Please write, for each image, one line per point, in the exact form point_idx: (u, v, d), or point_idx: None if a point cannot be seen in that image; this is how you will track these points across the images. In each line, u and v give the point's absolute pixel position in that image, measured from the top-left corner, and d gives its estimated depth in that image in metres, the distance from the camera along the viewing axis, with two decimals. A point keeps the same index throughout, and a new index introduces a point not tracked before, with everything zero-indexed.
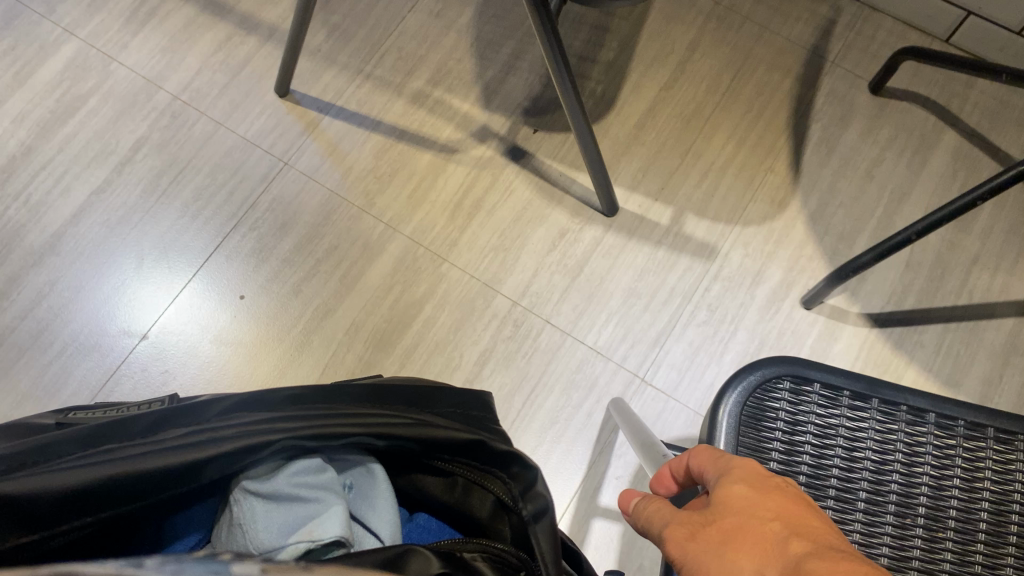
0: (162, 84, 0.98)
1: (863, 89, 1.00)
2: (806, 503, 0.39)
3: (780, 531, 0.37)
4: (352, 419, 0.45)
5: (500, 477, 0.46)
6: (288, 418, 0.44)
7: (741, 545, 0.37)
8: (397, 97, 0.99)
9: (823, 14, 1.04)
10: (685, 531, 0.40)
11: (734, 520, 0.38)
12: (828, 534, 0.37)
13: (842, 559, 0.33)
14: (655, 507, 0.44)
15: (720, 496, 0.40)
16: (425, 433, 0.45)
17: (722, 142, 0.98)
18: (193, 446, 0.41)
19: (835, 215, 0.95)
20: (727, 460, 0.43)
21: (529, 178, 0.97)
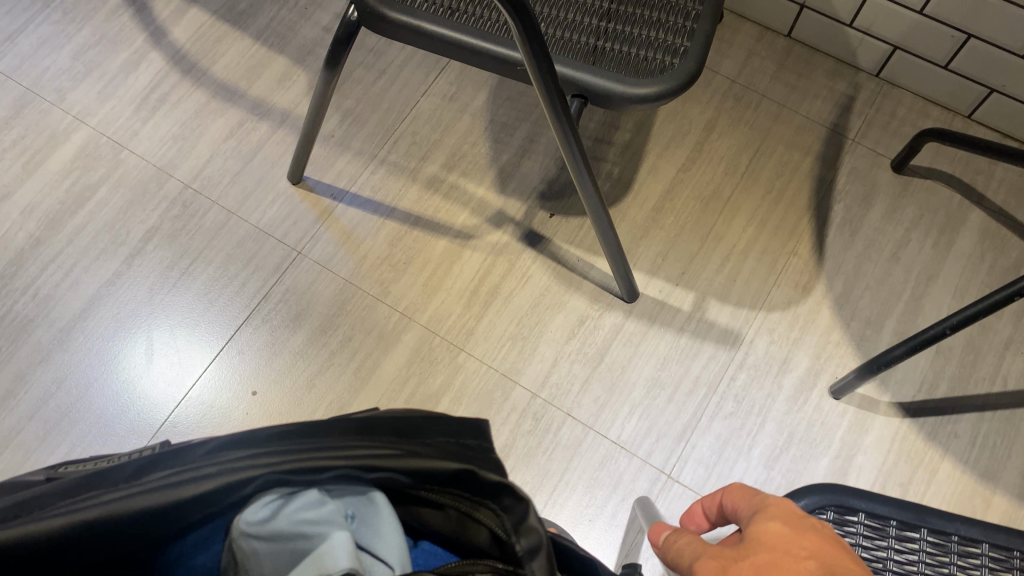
0: (173, 173, 0.97)
1: (885, 167, 0.99)
2: (838, 546, 0.41)
3: (808, 563, 0.38)
4: (334, 447, 0.43)
5: (490, 507, 0.42)
6: (266, 451, 0.42)
7: None
8: (411, 183, 0.98)
9: (841, 90, 1.02)
10: (715, 562, 0.41)
11: (767, 554, 0.40)
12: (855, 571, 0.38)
13: None
14: (687, 543, 0.45)
15: (754, 533, 0.41)
16: (407, 463, 0.42)
17: (743, 224, 0.96)
18: (172, 482, 0.39)
19: (861, 299, 0.93)
20: (763, 499, 0.44)
21: (547, 264, 0.94)
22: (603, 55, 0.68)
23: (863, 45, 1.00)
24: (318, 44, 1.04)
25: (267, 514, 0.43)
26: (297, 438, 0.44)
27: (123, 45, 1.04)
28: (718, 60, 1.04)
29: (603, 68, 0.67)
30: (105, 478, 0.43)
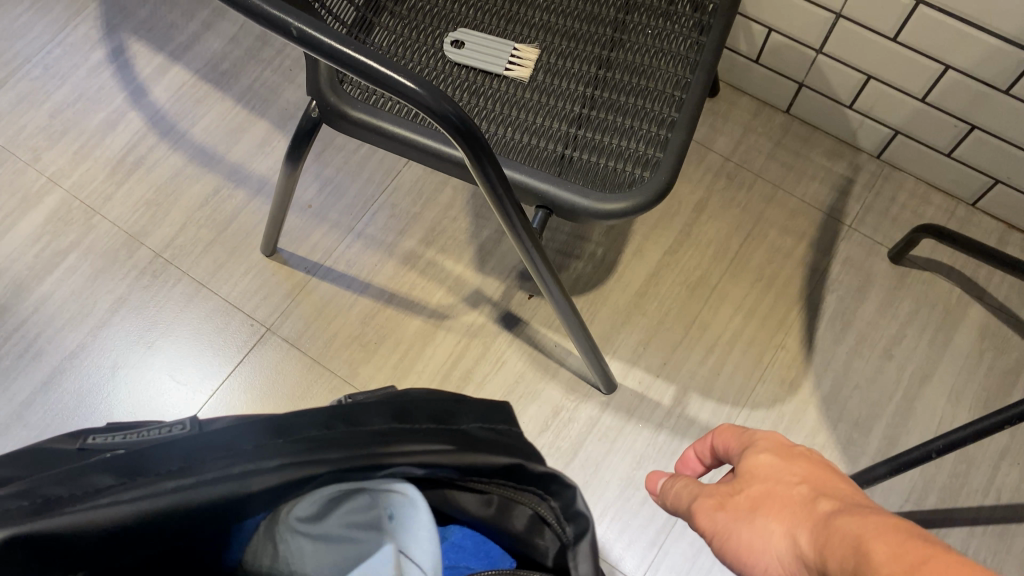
0: (145, 240, 0.95)
1: (882, 257, 0.94)
2: (833, 468, 0.40)
3: (802, 492, 0.38)
4: (387, 434, 0.41)
5: (538, 492, 0.43)
6: (319, 444, 0.40)
7: (770, 510, 0.38)
8: (387, 258, 0.95)
9: (840, 172, 0.98)
10: (714, 503, 0.40)
11: (763, 489, 0.39)
12: (849, 491, 0.38)
13: (870, 512, 0.34)
14: (684, 490, 0.45)
15: (746, 468, 0.41)
16: (466, 460, 0.41)
17: (730, 313, 0.92)
18: (224, 475, 0.38)
19: (850, 399, 0.88)
20: (752, 434, 0.44)
21: (523, 348, 0.91)
22: (571, 166, 0.65)
23: (864, 127, 0.96)
24: (300, 108, 1.01)
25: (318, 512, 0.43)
26: (349, 444, 0.40)
27: (103, 104, 1.02)
28: (712, 136, 1.00)
29: (569, 181, 0.64)
30: (156, 460, 0.38)
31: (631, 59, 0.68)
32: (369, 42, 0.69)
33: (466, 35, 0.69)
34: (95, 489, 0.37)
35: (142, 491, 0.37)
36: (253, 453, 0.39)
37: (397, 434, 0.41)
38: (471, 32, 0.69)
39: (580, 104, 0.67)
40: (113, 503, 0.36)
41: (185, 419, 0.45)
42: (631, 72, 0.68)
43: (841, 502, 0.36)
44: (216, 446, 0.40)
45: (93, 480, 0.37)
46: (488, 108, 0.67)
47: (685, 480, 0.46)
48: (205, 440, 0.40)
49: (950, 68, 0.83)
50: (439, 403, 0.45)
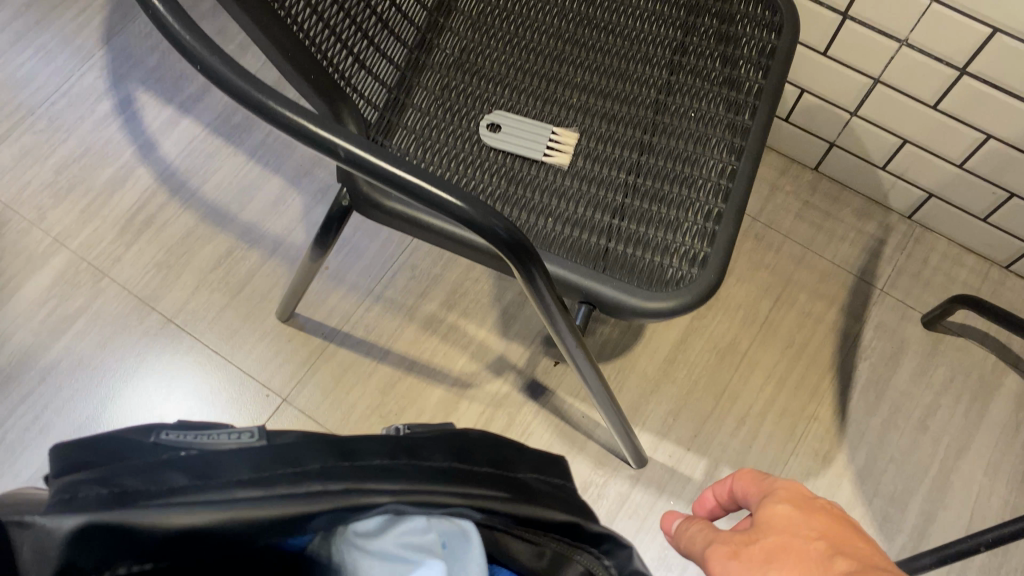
0: (155, 305, 0.92)
1: (915, 322, 0.92)
2: (852, 525, 0.38)
3: (823, 552, 0.35)
4: (450, 471, 0.39)
5: (590, 550, 0.41)
6: (390, 471, 0.37)
7: (784, 563, 0.36)
8: (407, 322, 0.92)
9: (871, 232, 0.96)
10: (725, 551, 0.39)
11: (777, 540, 0.37)
12: (872, 555, 0.35)
13: None
14: (700, 535, 0.42)
15: (762, 517, 0.39)
16: (526, 512, 0.39)
17: (761, 381, 0.89)
18: (292, 493, 0.34)
19: (884, 473, 0.86)
20: (774, 484, 0.41)
21: (549, 420, 0.88)
22: (613, 260, 0.62)
23: (895, 188, 0.94)
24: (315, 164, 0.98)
25: (376, 527, 0.38)
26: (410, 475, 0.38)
27: (110, 159, 0.98)
28: None
29: (612, 277, 0.61)
30: (223, 468, 0.35)
31: (672, 145, 0.66)
32: (401, 124, 0.66)
33: (503, 117, 0.66)
34: (161, 486, 0.33)
35: (209, 496, 0.33)
36: (325, 472, 0.36)
37: (455, 475, 0.39)
38: (508, 113, 0.66)
39: (621, 192, 0.64)
40: (176, 504, 0.33)
41: (254, 427, 0.40)
42: (673, 158, 0.65)
43: (860, 566, 0.34)
44: (287, 461, 0.36)
45: (161, 479, 0.34)
46: (526, 196, 0.64)
47: (698, 525, 0.43)
48: (277, 450, 0.37)
49: (991, 138, 0.80)
50: (496, 447, 0.45)
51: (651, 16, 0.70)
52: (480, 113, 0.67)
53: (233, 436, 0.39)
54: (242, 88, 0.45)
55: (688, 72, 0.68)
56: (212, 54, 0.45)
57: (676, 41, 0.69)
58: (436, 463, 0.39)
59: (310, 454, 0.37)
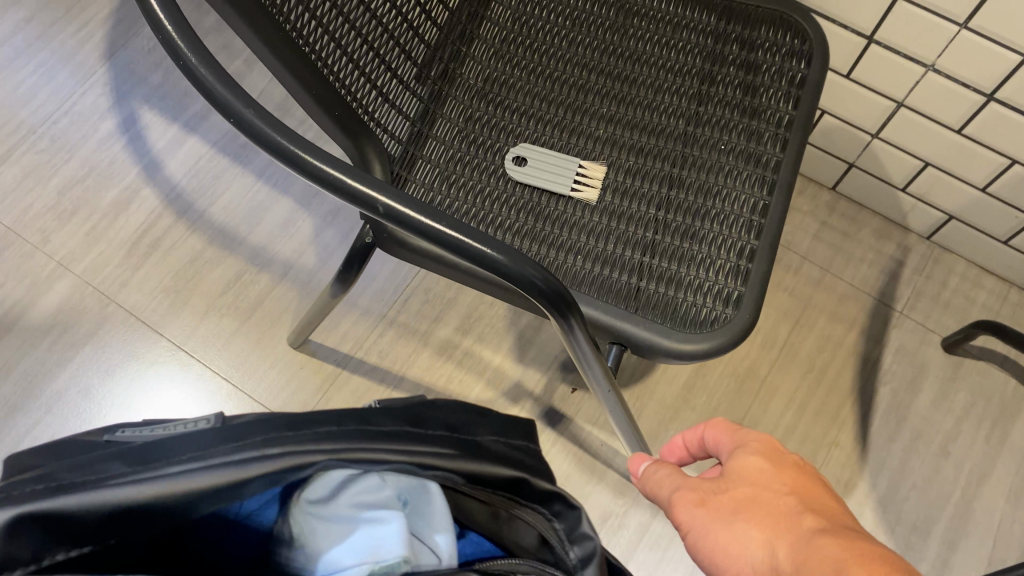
0: (164, 331, 0.90)
1: (935, 345, 0.91)
2: (815, 479, 0.42)
3: (793, 509, 0.39)
4: (403, 431, 0.41)
5: (541, 512, 0.45)
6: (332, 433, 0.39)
7: (753, 516, 0.40)
8: (422, 348, 0.90)
9: (889, 253, 0.95)
10: (695, 497, 0.42)
11: (747, 492, 0.41)
12: (836, 510, 0.39)
13: (851, 538, 0.36)
14: (667, 481, 0.46)
15: (733, 469, 0.43)
16: (473, 467, 0.41)
17: (781, 408, 0.89)
18: (227, 461, 0.36)
19: (906, 501, 0.85)
20: (744, 438, 0.45)
21: (567, 448, 0.86)
22: (644, 299, 0.60)
23: (915, 210, 0.93)
24: None
25: (330, 492, 0.42)
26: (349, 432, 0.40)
27: (116, 179, 0.96)
28: None
29: (644, 318, 0.60)
30: (165, 448, 0.37)
31: (701, 178, 0.64)
32: (423, 156, 0.64)
33: (529, 150, 0.65)
34: (100, 472, 0.35)
35: (145, 472, 0.35)
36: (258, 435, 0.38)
37: (405, 434, 0.41)
38: (534, 146, 0.65)
39: (650, 228, 0.63)
40: (114, 485, 0.34)
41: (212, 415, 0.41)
42: (703, 192, 0.64)
43: (824, 523, 0.38)
44: (222, 435, 0.38)
45: (101, 466, 0.36)
46: (554, 232, 0.63)
47: (665, 471, 0.47)
48: (220, 428, 0.39)
49: (1018, 163, 0.79)
50: (455, 415, 0.46)
51: (677, 43, 0.68)
52: (505, 146, 0.65)
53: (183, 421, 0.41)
54: (277, 142, 0.43)
55: (716, 103, 0.66)
56: (246, 107, 0.43)
57: (703, 70, 0.68)
58: (381, 424, 0.41)
59: (251, 427, 0.39)
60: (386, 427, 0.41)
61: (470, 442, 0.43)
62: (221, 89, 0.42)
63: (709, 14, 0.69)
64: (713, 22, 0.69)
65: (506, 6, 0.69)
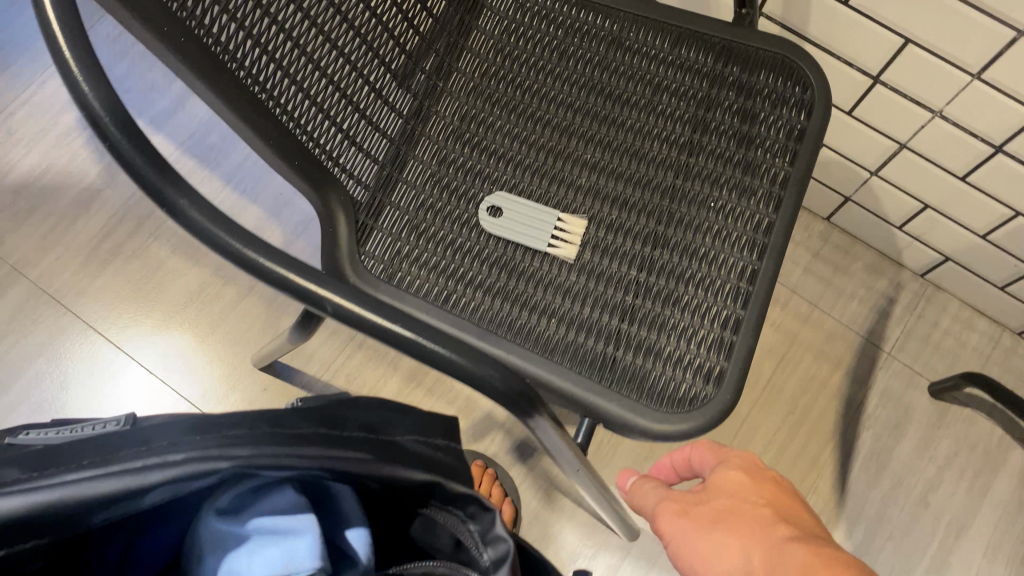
0: (122, 344, 0.86)
1: (922, 390, 0.88)
2: (796, 497, 0.43)
3: (769, 518, 0.40)
4: (315, 438, 0.43)
5: (451, 511, 0.48)
6: (233, 440, 0.41)
7: (728, 524, 0.41)
8: (392, 372, 0.87)
9: (882, 290, 0.91)
10: (676, 508, 0.44)
11: (727, 503, 0.42)
12: (804, 524, 0.40)
13: (824, 546, 0.37)
14: (650, 499, 0.48)
15: (715, 481, 0.44)
16: (378, 469, 0.45)
17: (759, 450, 0.86)
18: (122, 470, 0.39)
19: (882, 551, 0.83)
20: (722, 458, 0.46)
21: (537, 484, 0.84)
22: (619, 372, 0.57)
23: (911, 248, 0.89)
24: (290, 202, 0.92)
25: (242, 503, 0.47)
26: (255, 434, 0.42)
27: (75, 177, 0.91)
28: None
29: (618, 394, 0.56)
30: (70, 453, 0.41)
31: (687, 237, 0.60)
32: (390, 202, 0.60)
33: (505, 199, 0.60)
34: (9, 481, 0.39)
35: (47, 482, 0.39)
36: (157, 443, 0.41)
37: (316, 440, 0.43)
38: (510, 194, 0.61)
39: (631, 292, 0.59)
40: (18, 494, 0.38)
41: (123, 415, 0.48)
42: (688, 255, 0.60)
43: (796, 530, 0.39)
44: (122, 444, 0.41)
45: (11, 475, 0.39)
46: (527, 292, 0.59)
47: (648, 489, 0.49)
48: (124, 435, 0.42)
49: (1021, 215, 0.75)
50: (374, 415, 0.48)
51: (669, 85, 0.64)
52: (479, 192, 0.61)
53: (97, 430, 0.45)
54: (215, 236, 0.39)
55: (707, 154, 0.62)
56: (182, 195, 0.38)
57: (696, 116, 0.63)
58: (287, 429, 0.43)
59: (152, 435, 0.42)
60: (295, 430, 0.43)
61: (379, 445, 0.46)
62: (153, 175, 0.38)
63: (705, 54, 0.64)
64: (709, 63, 0.64)
65: (487, 36, 0.65)
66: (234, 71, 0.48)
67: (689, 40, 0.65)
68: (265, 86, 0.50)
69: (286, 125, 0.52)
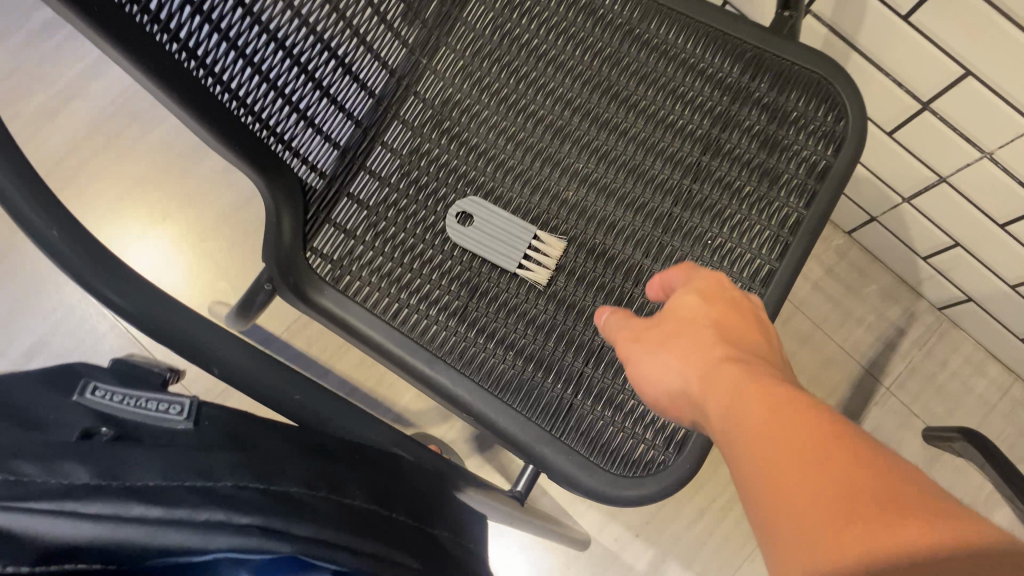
0: None
1: (916, 432, 0.82)
2: (753, 318, 0.41)
3: (710, 339, 0.39)
4: (360, 521, 0.33)
5: None
6: (297, 512, 0.32)
7: (674, 347, 0.40)
8: None
9: (892, 319, 0.85)
10: (632, 336, 0.43)
11: (678, 327, 0.41)
12: (753, 346, 0.39)
13: (754, 368, 0.36)
14: (629, 334, 0.44)
15: (672, 307, 0.42)
16: None
17: None
18: (191, 520, 0.29)
19: None
20: (699, 269, 0.44)
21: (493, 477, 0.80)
22: (575, 422, 0.50)
23: (932, 280, 0.82)
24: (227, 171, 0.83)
25: None
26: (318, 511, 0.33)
27: (44, 87, 0.85)
28: None
29: (568, 447, 0.50)
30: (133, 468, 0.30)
31: None
32: (349, 192, 0.54)
33: (478, 206, 0.54)
34: (63, 482, 0.28)
35: (105, 508, 0.28)
36: (232, 490, 0.31)
37: (370, 523, 0.34)
38: (485, 201, 0.54)
39: (601, 331, 0.52)
40: (69, 518, 0.27)
41: (184, 401, 0.34)
42: None
43: (736, 351, 0.38)
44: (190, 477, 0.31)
45: (62, 472, 0.29)
46: (487, 316, 0.52)
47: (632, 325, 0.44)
48: (186, 460, 0.32)
49: None
50: (419, 495, 0.39)
51: (685, 93, 0.56)
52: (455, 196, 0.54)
53: (144, 404, 0.33)
54: (99, 286, 0.32)
55: (714, 181, 0.55)
56: (53, 227, 0.31)
57: (708, 134, 0.55)
58: (349, 506, 0.34)
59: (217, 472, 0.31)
60: (350, 508, 0.34)
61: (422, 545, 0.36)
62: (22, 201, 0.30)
63: (731, 61, 0.56)
64: (734, 73, 0.56)
65: (485, 8, 0.57)
66: (167, 46, 0.41)
67: (715, 43, 0.56)
68: (207, 64, 0.43)
69: (228, 108, 0.45)
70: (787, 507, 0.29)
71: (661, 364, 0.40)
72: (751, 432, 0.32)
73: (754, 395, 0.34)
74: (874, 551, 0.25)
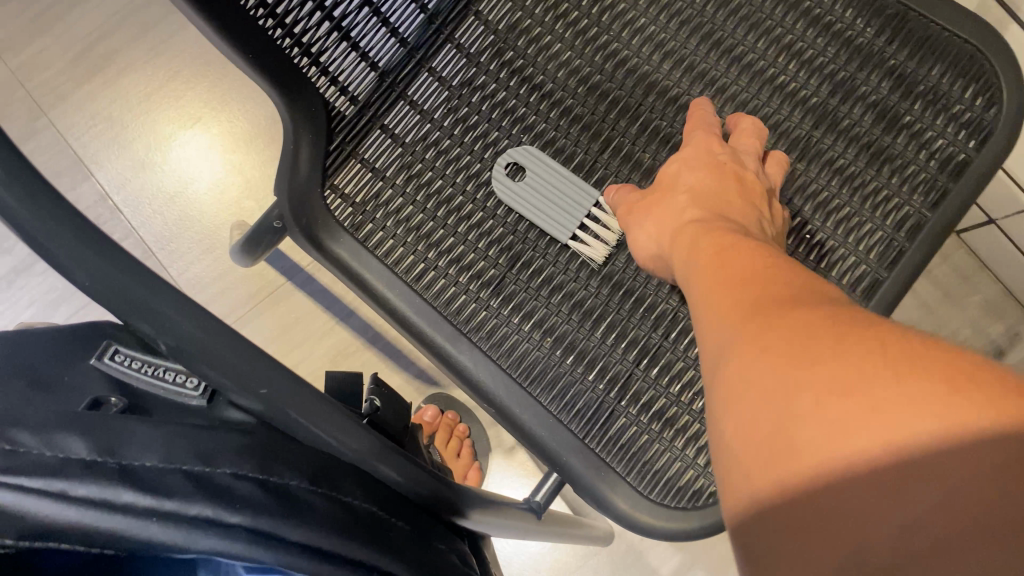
0: (95, 170, 0.73)
1: None
2: (735, 183, 0.42)
3: (683, 210, 0.41)
4: (366, 526, 0.27)
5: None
6: (296, 511, 0.25)
7: (652, 213, 0.42)
8: None
9: (992, 337, 0.74)
10: (626, 205, 0.44)
11: (664, 196, 0.43)
12: (741, 214, 0.40)
13: (719, 235, 0.37)
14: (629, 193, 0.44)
15: (664, 175, 0.44)
16: None
17: None
18: (180, 513, 0.23)
19: None
20: (708, 127, 0.44)
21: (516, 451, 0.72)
22: (613, 432, 0.42)
23: None
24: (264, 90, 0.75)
25: None
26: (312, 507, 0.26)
27: None
28: None
29: (602, 461, 0.42)
30: (138, 434, 0.25)
31: None
32: (384, 122, 0.45)
33: (533, 157, 0.45)
34: (60, 456, 0.24)
35: (92, 490, 0.23)
36: (234, 474, 0.25)
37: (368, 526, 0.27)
38: (541, 153, 0.46)
39: (661, 327, 0.43)
40: (56, 499, 0.23)
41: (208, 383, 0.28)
42: None
43: (706, 218, 0.40)
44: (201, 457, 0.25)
45: (61, 443, 0.24)
46: (525, 292, 0.44)
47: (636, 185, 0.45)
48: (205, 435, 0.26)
49: None
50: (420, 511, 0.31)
51: (802, 50, 0.46)
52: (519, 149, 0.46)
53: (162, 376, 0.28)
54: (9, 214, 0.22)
55: (819, 161, 0.45)
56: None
57: (824, 104, 0.45)
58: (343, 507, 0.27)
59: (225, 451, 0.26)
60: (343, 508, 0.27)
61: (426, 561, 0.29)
62: None
63: (867, 18, 0.45)
64: (868, 34, 0.45)
65: None
66: None
67: None
68: None
69: (246, 9, 0.36)
70: (747, 371, 0.27)
71: (652, 233, 0.42)
72: (732, 304, 0.31)
73: (726, 261, 0.34)
74: (824, 427, 0.23)
